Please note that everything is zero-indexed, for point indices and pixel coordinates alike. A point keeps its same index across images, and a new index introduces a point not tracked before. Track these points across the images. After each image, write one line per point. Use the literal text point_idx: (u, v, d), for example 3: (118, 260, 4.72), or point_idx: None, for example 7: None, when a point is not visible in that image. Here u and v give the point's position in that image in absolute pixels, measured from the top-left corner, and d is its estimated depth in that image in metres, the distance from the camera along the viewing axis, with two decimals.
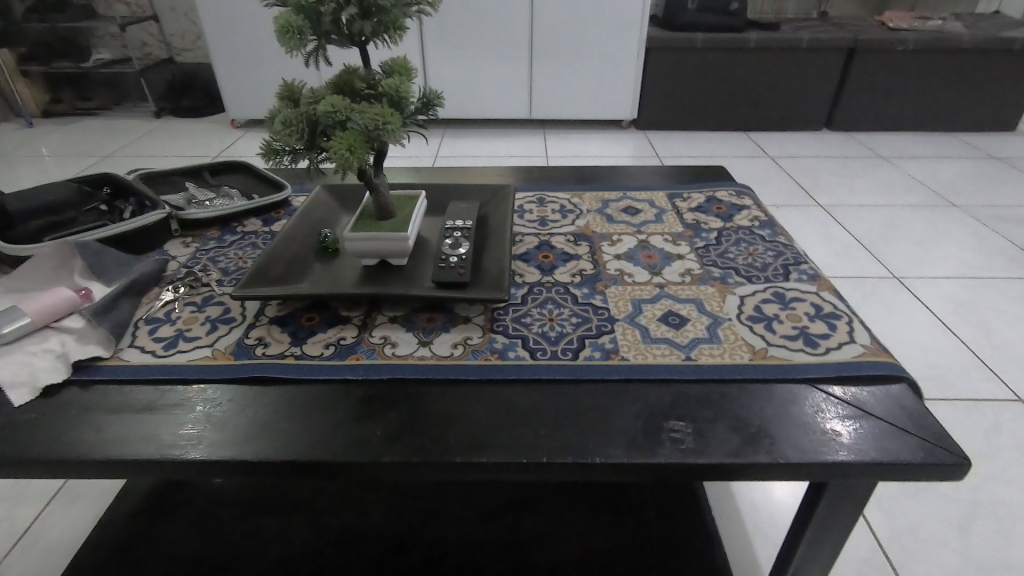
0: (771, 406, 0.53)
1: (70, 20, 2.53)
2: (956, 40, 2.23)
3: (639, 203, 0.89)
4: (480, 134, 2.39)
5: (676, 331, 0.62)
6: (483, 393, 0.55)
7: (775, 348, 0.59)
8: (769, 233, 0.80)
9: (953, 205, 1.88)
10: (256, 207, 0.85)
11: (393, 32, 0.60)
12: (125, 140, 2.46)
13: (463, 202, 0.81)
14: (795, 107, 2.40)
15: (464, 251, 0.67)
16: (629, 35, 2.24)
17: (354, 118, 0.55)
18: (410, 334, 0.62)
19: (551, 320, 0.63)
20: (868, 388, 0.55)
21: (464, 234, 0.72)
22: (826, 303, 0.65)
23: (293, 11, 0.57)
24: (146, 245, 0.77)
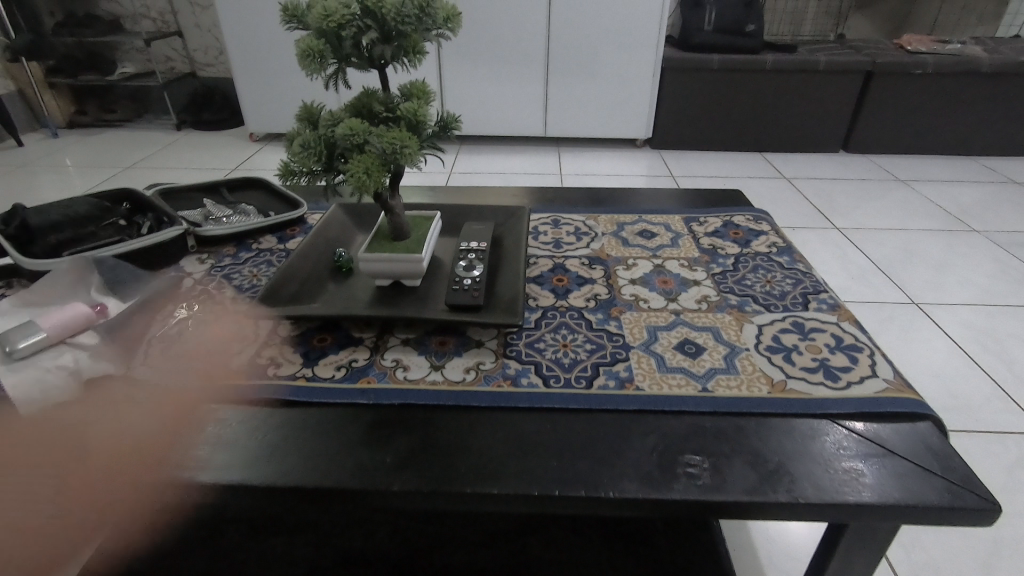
0: (790, 441, 0.51)
1: (98, 35, 2.60)
2: (975, 64, 2.21)
3: (654, 227, 0.88)
4: (494, 151, 2.41)
5: (692, 360, 0.60)
6: (494, 421, 0.54)
7: (795, 381, 0.57)
8: (787, 259, 0.79)
9: (973, 230, 1.85)
10: (271, 224, 0.86)
11: (413, 56, 0.60)
12: (146, 151, 2.51)
13: (478, 222, 0.81)
14: (811, 128, 2.39)
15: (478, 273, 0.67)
16: (645, 55, 2.25)
17: (372, 141, 0.55)
18: (422, 358, 0.61)
19: (564, 346, 0.63)
20: (891, 426, 0.53)
21: (478, 255, 0.71)
22: (846, 335, 0.63)
23: (313, 35, 0.57)
24: (163, 261, 0.77)
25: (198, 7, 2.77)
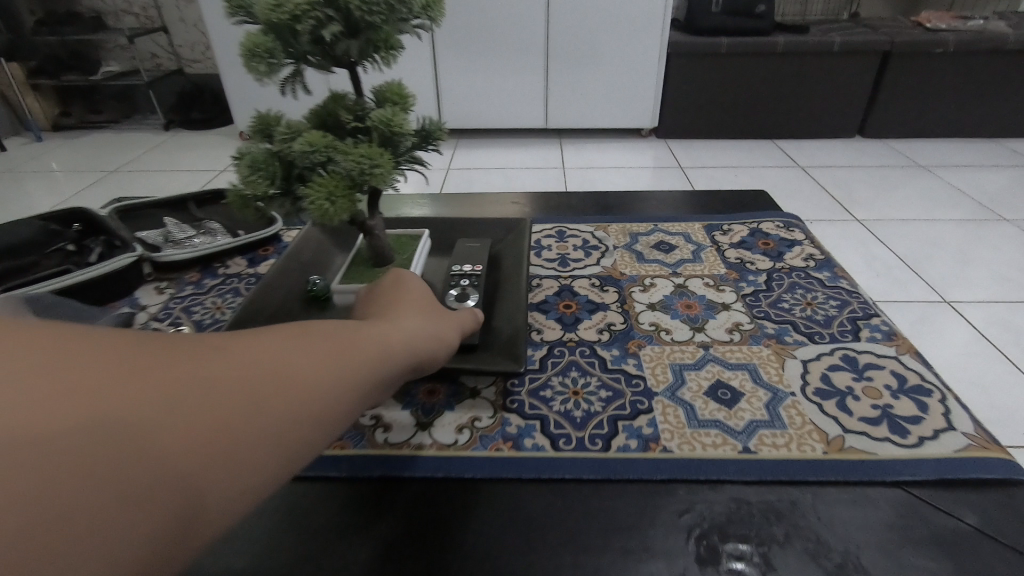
0: (856, 523, 0.42)
1: (79, 32, 2.49)
2: (1000, 41, 2.08)
3: (671, 237, 0.79)
4: (493, 145, 2.30)
5: (728, 410, 0.51)
6: (494, 497, 0.44)
7: (854, 437, 0.48)
8: (827, 276, 0.69)
9: (1004, 219, 1.73)
10: (240, 245, 0.76)
11: (386, 53, 0.50)
12: (132, 153, 2.41)
13: (472, 240, 0.71)
14: (825, 114, 2.27)
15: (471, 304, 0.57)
16: (648, 41, 2.13)
17: (336, 159, 0.46)
18: (407, 414, 0.51)
19: (575, 395, 0.53)
20: (977, 497, 0.43)
21: (473, 282, 0.62)
22: (909, 373, 0.54)
23: (262, 30, 0.47)
24: (114, 294, 0.68)
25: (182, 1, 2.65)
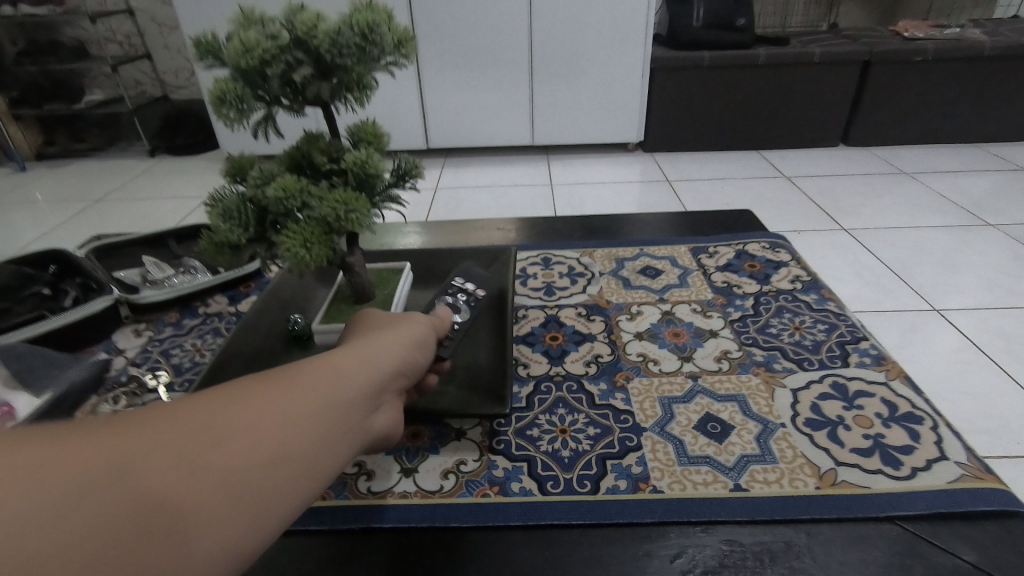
0: (853, 563, 0.40)
1: (61, 62, 2.48)
2: (976, 48, 2.10)
3: (658, 262, 0.78)
4: (481, 163, 2.30)
5: (718, 445, 0.50)
6: (479, 548, 0.43)
7: (847, 470, 0.47)
8: (815, 298, 0.68)
9: (989, 225, 1.74)
10: (220, 283, 0.75)
11: (359, 93, 0.50)
12: (117, 181, 2.38)
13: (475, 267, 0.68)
14: (809, 124, 2.29)
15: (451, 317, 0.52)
16: (631, 56, 2.15)
17: (311, 205, 0.45)
18: (390, 460, 0.50)
19: (562, 433, 0.52)
20: (975, 530, 0.42)
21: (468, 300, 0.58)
22: (900, 400, 0.53)
23: (231, 75, 0.46)
24: (89, 339, 0.66)
25: (166, 27, 2.65)
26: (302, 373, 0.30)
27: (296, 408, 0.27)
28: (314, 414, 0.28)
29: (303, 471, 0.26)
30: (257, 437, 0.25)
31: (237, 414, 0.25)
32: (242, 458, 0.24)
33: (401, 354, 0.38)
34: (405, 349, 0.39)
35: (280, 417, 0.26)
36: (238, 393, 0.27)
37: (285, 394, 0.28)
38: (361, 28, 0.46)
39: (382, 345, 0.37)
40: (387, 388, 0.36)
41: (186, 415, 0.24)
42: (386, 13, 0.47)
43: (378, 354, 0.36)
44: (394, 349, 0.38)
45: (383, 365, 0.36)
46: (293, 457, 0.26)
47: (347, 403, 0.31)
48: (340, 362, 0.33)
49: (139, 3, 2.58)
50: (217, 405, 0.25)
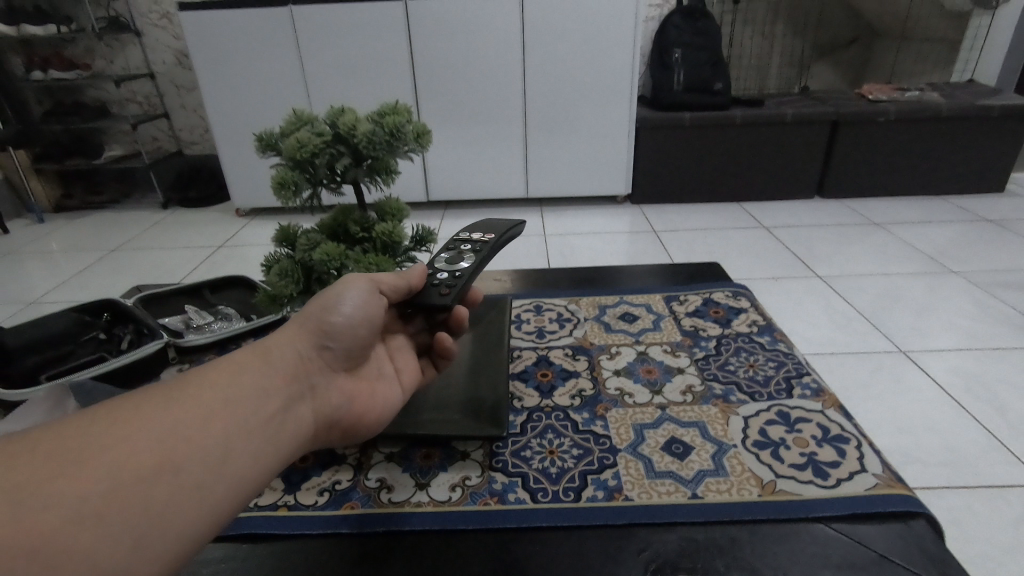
0: (784, 554, 0.50)
1: (83, 120, 2.62)
2: (934, 109, 2.25)
3: (635, 308, 0.90)
4: (478, 214, 2.43)
5: (680, 463, 0.60)
6: (481, 546, 0.52)
7: (784, 481, 0.57)
8: (768, 339, 0.80)
9: (951, 272, 1.76)
10: (253, 328, 0.85)
11: (386, 176, 0.62)
12: (130, 231, 2.48)
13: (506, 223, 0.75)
14: (786, 178, 2.42)
15: (457, 268, 0.59)
16: (618, 116, 2.32)
17: (349, 266, 0.56)
18: (407, 476, 0.60)
19: (551, 453, 0.62)
20: (884, 528, 0.52)
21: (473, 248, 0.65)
22: (832, 424, 0.64)
23: (287, 165, 0.59)
24: (141, 377, 0.76)
25: (184, 89, 2.81)
26: (213, 377, 0.42)
27: (204, 405, 0.39)
28: (219, 408, 0.40)
29: (217, 448, 0.38)
30: (171, 430, 0.37)
31: (155, 414, 0.37)
32: (158, 447, 0.35)
33: (318, 340, 0.49)
34: (325, 333, 0.50)
35: (191, 413, 0.38)
36: (157, 399, 0.38)
37: (196, 395, 0.39)
38: (390, 127, 0.59)
39: (295, 338, 0.48)
40: (303, 371, 0.47)
41: (113, 421, 0.36)
42: (409, 114, 0.60)
43: (289, 348, 0.47)
44: (313, 336, 0.49)
45: (293, 356, 0.47)
46: (205, 440, 0.38)
47: (252, 394, 0.42)
48: (248, 363, 0.44)
49: (161, 67, 2.75)
50: (139, 411, 0.37)
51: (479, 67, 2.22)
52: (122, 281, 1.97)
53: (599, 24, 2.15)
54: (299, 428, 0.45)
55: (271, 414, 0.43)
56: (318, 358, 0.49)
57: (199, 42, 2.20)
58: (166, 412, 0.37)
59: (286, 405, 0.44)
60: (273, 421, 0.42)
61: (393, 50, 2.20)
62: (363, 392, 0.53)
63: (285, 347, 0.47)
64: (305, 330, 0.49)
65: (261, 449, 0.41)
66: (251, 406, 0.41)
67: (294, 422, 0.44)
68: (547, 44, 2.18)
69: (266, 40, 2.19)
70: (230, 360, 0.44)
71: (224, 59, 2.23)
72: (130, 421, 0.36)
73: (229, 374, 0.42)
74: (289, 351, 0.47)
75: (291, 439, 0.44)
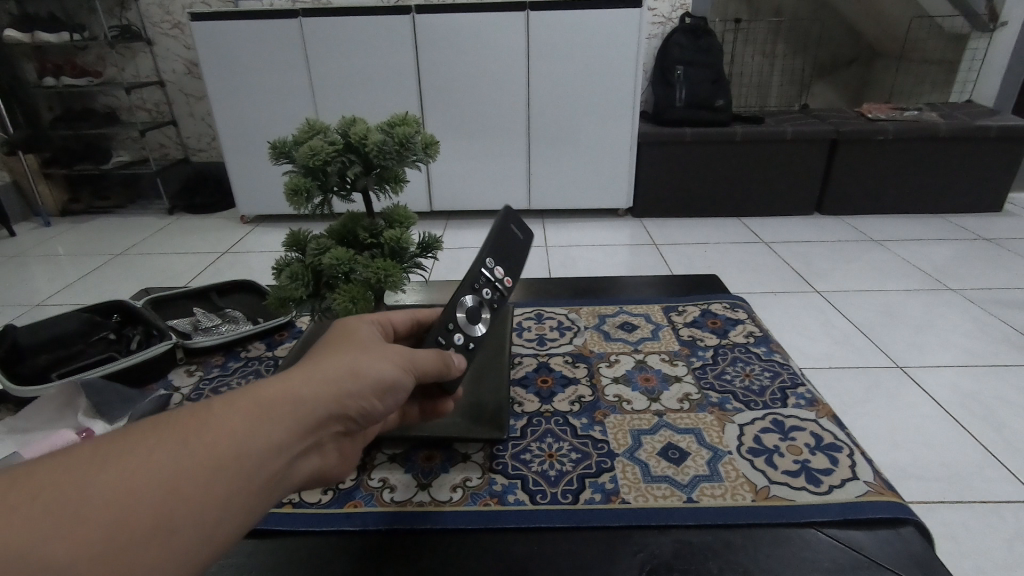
0: (778, 557, 0.51)
1: (93, 126, 2.65)
2: (932, 128, 2.27)
3: (634, 318, 0.92)
4: (481, 224, 2.46)
5: (677, 467, 0.61)
6: (480, 545, 0.53)
7: (778, 487, 0.58)
8: (764, 350, 0.82)
9: (949, 289, 1.78)
10: (260, 331, 0.87)
11: (394, 184, 0.63)
12: (136, 236, 2.49)
13: (519, 224, 0.65)
14: (785, 194, 2.44)
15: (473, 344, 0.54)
16: (621, 130, 2.34)
17: (358, 271, 0.58)
18: (409, 477, 0.61)
19: (550, 457, 0.63)
20: (875, 535, 0.53)
21: (494, 296, 0.58)
22: (825, 433, 0.65)
23: (300, 172, 0.61)
24: (150, 377, 0.78)
25: (192, 97, 2.82)
26: (229, 417, 0.30)
27: (210, 467, 0.28)
28: (225, 472, 0.28)
29: (202, 526, 0.28)
30: (159, 496, 0.26)
31: (146, 464, 0.26)
32: (135, 516, 0.25)
33: (359, 395, 0.37)
34: (367, 391, 0.38)
35: (190, 474, 0.27)
36: (155, 437, 0.27)
37: (203, 447, 0.28)
38: (400, 138, 0.61)
39: (336, 387, 0.36)
40: (329, 428, 0.35)
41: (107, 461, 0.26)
42: (418, 125, 0.62)
43: (330, 397, 0.35)
44: (355, 392, 0.37)
45: (329, 408, 0.35)
46: (193, 515, 0.27)
47: (270, 454, 0.31)
48: (278, 406, 0.32)
49: (171, 76, 2.78)
50: (126, 456, 0.26)
51: (484, 79, 2.26)
52: (127, 285, 1.99)
53: (603, 40, 2.19)
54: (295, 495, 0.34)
55: (275, 483, 0.32)
56: (352, 412, 0.37)
57: (208, 52, 2.23)
58: (162, 461, 0.27)
59: (292, 469, 0.33)
60: (272, 493, 0.32)
61: (400, 63, 2.23)
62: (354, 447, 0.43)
63: (325, 392, 0.35)
64: (350, 376, 0.37)
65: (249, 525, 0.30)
66: (261, 472, 0.30)
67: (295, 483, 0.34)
68: (551, 59, 2.22)
69: (275, 50, 2.22)
70: (258, 390, 0.32)
71: (233, 69, 2.27)
72: (115, 467, 0.26)
73: (254, 415, 0.31)
74: (330, 397, 0.35)
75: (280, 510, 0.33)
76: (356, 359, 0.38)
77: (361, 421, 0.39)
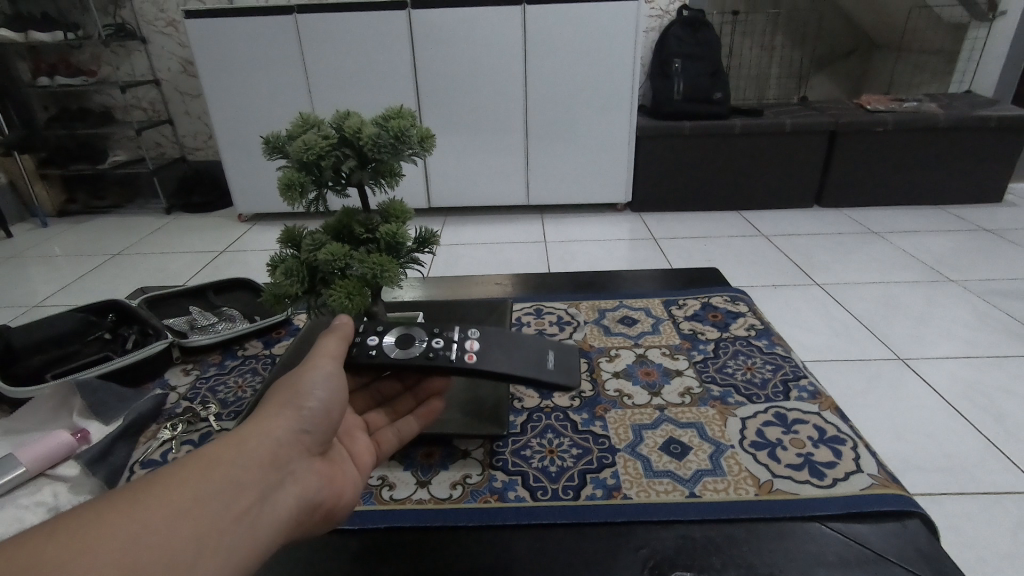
0: (781, 552, 0.50)
1: (88, 126, 2.62)
2: (931, 119, 2.25)
3: (634, 312, 0.91)
4: (480, 221, 2.45)
5: (678, 462, 0.61)
6: (480, 542, 0.53)
7: (781, 480, 0.58)
8: (765, 343, 0.81)
9: (949, 281, 1.77)
10: (257, 329, 0.86)
11: (390, 179, 0.63)
12: (133, 236, 2.48)
13: (563, 360, 0.56)
14: (785, 187, 2.42)
15: (370, 343, 0.54)
16: (620, 124, 2.33)
17: (354, 266, 0.58)
18: (409, 474, 0.61)
19: (550, 453, 0.63)
20: (880, 529, 0.53)
21: (438, 350, 0.55)
22: (829, 426, 0.65)
23: (294, 167, 0.60)
24: (147, 376, 0.77)
25: (188, 96, 2.80)
26: (170, 476, 0.33)
27: (171, 508, 0.31)
28: (188, 509, 0.32)
29: (185, 555, 0.31)
30: (136, 541, 0.29)
31: (113, 519, 0.29)
32: (117, 559, 0.28)
33: (298, 417, 0.41)
34: (303, 408, 0.42)
35: (156, 517, 0.30)
36: (116, 504, 0.30)
37: (161, 495, 0.32)
38: (395, 131, 0.60)
39: (273, 417, 0.40)
40: (285, 453, 0.39)
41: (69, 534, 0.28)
42: (413, 117, 0.61)
43: (270, 429, 0.39)
44: (293, 415, 0.41)
45: (275, 435, 0.39)
46: (164, 555, 0.30)
47: (217, 493, 0.34)
48: (220, 451, 0.36)
49: (166, 74, 2.75)
50: (96, 520, 0.29)
51: (480, 74, 2.24)
52: (124, 285, 1.98)
53: (600, 33, 2.17)
54: (281, 520, 0.37)
55: (249, 507, 0.35)
56: (301, 433, 0.41)
57: (203, 50, 2.22)
58: (120, 522, 0.29)
59: (265, 493, 0.36)
60: (250, 519, 0.35)
61: (395, 59, 2.22)
62: (338, 473, 0.45)
63: (263, 426, 0.39)
64: (283, 405, 0.41)
65: (233, 554, 0.33)
66: (227, 502, 0.34)
67: (274, 510, 0.36)
68: (548, 54, 2.20)
69: (270, 48, 2.21)
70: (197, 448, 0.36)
71: (227, 64, 2.25)
72: (84, 529, 0.29)
73: (197, 464, 0.34)
74: (267, 431, 0.39)
75: (269, 538, 0.36)
76: (282, 386, 0.42)
77: (319, 438, 0.43)
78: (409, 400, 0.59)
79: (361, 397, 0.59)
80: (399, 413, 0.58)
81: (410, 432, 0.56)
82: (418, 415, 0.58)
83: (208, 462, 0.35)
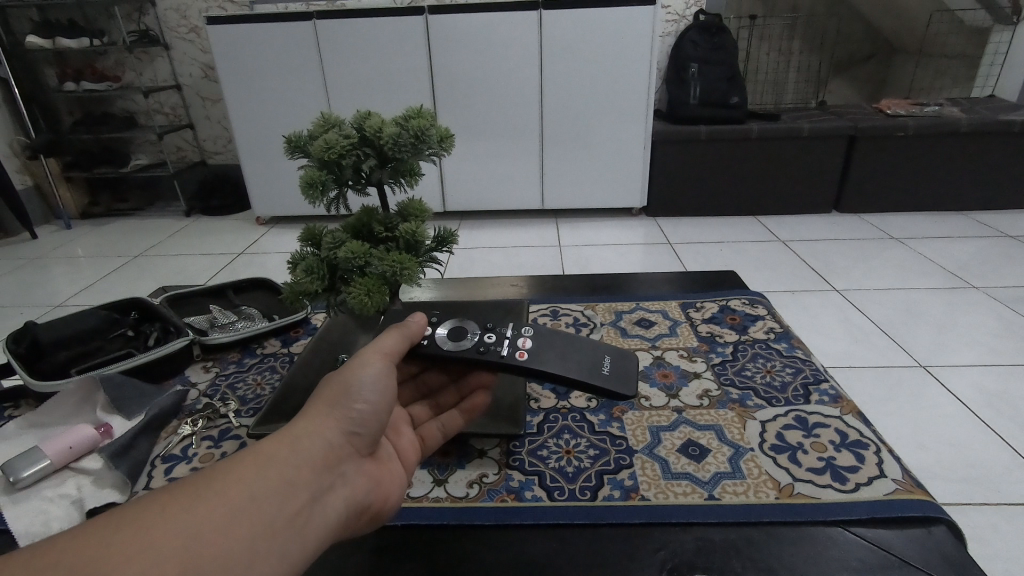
0: (802, 555, 0.50)
1: (111, 130, 2.67)
2: (953, 124, 2.21)
3: (651, 314, 0.90)
4: (494, 226, 2.45)
5: (697, 464, 0.60)
6: (495, 540, 0.53)
7: (802, 484, 0.57)
8: (784, 346, 0.80)
9: (973, 287, 1.73)
10: (275, 328, 0.86)
11: (409, 178, 0.63)
12: (154, 239, 2.50)
13: (615, 360, 0.56)
14: (803, 193, 2.40)
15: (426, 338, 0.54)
16: (635, 128, 2.32)
17: (373, 264, 0.58)
18: (425, 472, 0.61)
19: (567, 453, 0.62)
20: (903, 535, 0.51)
21: (492, 345, 0.55)
22: (850, 430, 0.64)
23: (315, 166, 0.61)
24: (169, 373, 0.79)
25: (209, 101, 2.85)
26: (229, 473, 0.33)
27: (231, 504, 0.32)
28: (244, 509, 0.32)
29: (239, 556, 0.31)
30: (194, 538, 0.29)
31: (172, 518, 0.29)
32: (179, 553, 0.28)
33: (347, 420, 0.41)
34: (351, 410, 0.42)
35: (215, 515, 0.31)
36: (176, 497, 0.31)
37: (220, 492, 0.32)
38: (415, 131, 0.59)
39: (321, 419, 0.40)
40: (336, 455, 0.39)
41: (136, 523, 0.28)
42: (433, 117, 0.61)
43: (319, 429, 0.39)
44: (341, 416, 0.41)
45: (325, 437, 0.39)
46: (224, 552, 0.30)
47: (272, 493, 0.34)
48: (274, 450, 0.36)
49: (187, 80, 2.80)
50: (156, 512, 0.29)
51: (496, 79, 2.25)
52: (144, 286, 2.01)
53: (616, 38, 2.17)
54: (329, 523, 0.37)
55: (302, 510, 0.35)
56: (350, 436, 0.41)
57: (226, 56, 2.26)
58: (181, 520, 0.29)
59: (316, 496, 0.36)
60: (303, 520, 0.35)
61: (413, 64, 2.24)
62: (384, 475, 0.45)
63: (315, 425, 0.39)
64: (331, 406, 0.41)
65: (286, 554, 0.33)
66: (279, 504, 0.34)
67: (324, 519, 0.37)
68: (564, 59, 2.21)
69: (290, 54, 2.24)
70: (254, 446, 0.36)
71: (249, 70, 2.28)
72: (146, 522, 0.29)
73: (257, 463, 0.34)
74: (317, 430, 0.39)
75: (318, 542, 0.36)
76: (332, 386, 0.42)
77: (368, 440, 0.43)
78: (452, 394, 0.59)
79: (405, 388, 0.59)
80: (443, 407, 0.59)
81: (454, 426, 0.57)
82: (463, 409, 0.58)
83: (263, 462, 0.35)
